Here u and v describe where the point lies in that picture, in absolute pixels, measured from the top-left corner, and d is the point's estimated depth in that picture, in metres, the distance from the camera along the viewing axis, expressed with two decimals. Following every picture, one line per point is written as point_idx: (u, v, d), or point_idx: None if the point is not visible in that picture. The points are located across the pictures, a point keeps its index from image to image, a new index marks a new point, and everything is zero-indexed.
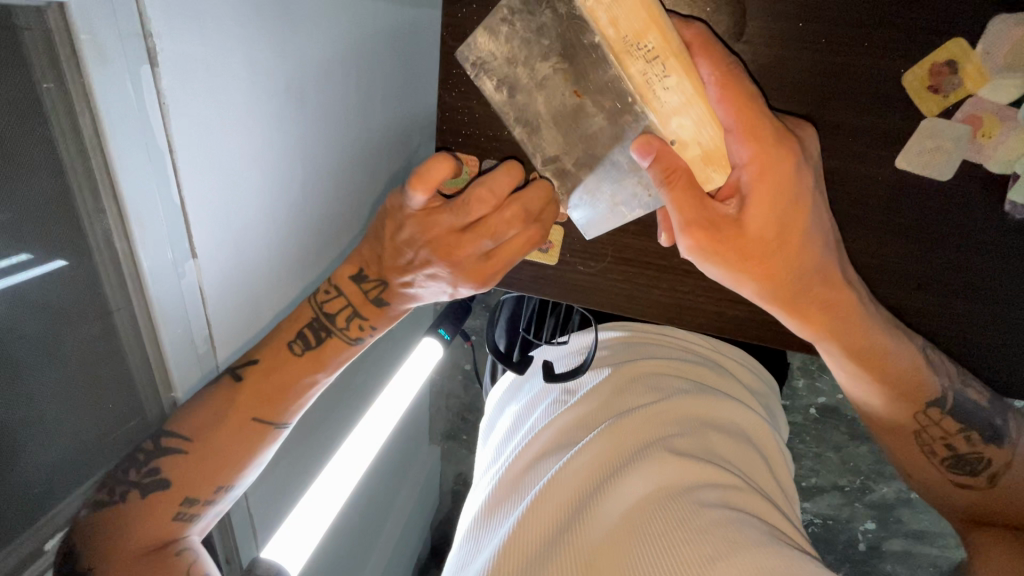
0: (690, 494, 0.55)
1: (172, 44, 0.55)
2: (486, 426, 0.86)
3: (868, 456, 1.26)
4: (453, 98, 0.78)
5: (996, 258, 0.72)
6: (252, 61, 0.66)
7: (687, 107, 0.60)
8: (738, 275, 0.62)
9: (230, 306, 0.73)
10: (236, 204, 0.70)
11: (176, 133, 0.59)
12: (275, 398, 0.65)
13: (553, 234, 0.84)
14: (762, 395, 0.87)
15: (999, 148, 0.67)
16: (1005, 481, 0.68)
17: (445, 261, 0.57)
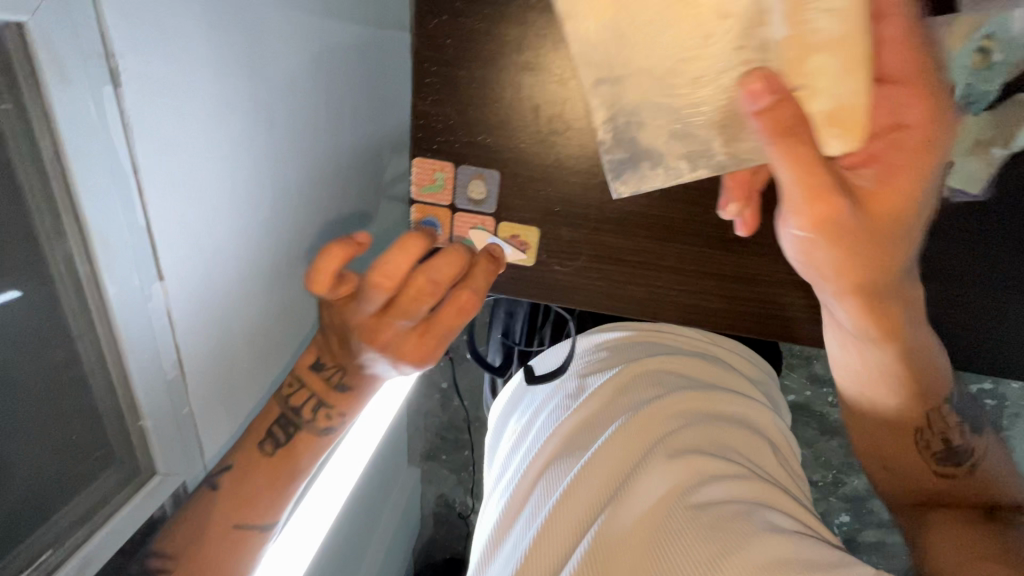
0: (701, 491, 0.56)
1: (135, 63, 0.54)
2: (500, 414, 0.84)
3: (839, 450, 1.30)
4: (427, 104, 0.80)
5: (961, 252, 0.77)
6: (217, 82, 0.65)
7: (840, 43, 0.47)
8: (852, 259, 0.57)
9: (200, 329, 0.71)
10: (205, 224, 0.68)
11: (140, 153, 0.57)
12: (253, 513, 0.58)
13: (529, 235, 0.87)
14: (761, 382, 0.86)
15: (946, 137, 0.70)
16: (983, 469, 0.67)
17: (376, 345, 0.52)
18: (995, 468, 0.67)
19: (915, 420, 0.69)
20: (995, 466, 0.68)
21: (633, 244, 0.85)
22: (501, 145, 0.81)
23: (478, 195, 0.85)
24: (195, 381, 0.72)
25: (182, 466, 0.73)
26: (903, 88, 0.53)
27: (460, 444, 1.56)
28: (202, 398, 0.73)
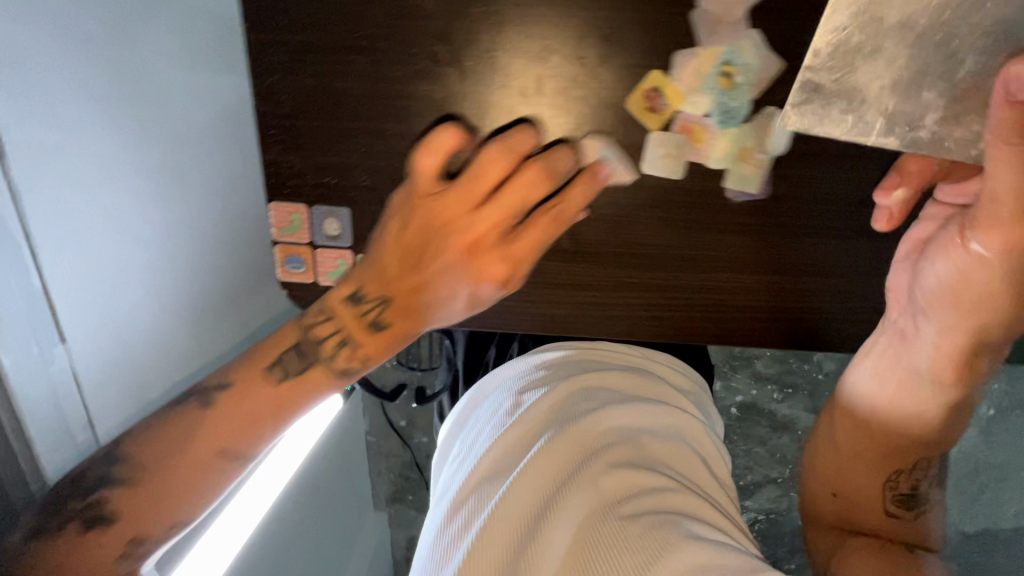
0: (624, 505, 0.59)
1: (21, 151, 0.68)
2: (444, 441, 0.79)
3: (791, 445, 1.37)
4: (301, 159, 0.73)
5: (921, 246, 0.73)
6: (133, 157, 0.83)
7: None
8: (989, 293, 0.60)
9: (105, 375, 0.81)
10: (96, 282, 0.79)
11: (33, 228, 0.70)
12: (176, 512, 0.57)
13: None
14: (695, 393, 0.84)
15: (714, 148, 0.70)
16: (924, 519, 0.70)
17: (461, 256, 0.60)
18: (936, 524, 0.71)
19: (897, 463, 0.70)
20: (934, 518, 0.71)
21: (608, 273, 0.78)
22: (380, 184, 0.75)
23: (332, 233, 0.77)
24: (94, 401, 0.79)
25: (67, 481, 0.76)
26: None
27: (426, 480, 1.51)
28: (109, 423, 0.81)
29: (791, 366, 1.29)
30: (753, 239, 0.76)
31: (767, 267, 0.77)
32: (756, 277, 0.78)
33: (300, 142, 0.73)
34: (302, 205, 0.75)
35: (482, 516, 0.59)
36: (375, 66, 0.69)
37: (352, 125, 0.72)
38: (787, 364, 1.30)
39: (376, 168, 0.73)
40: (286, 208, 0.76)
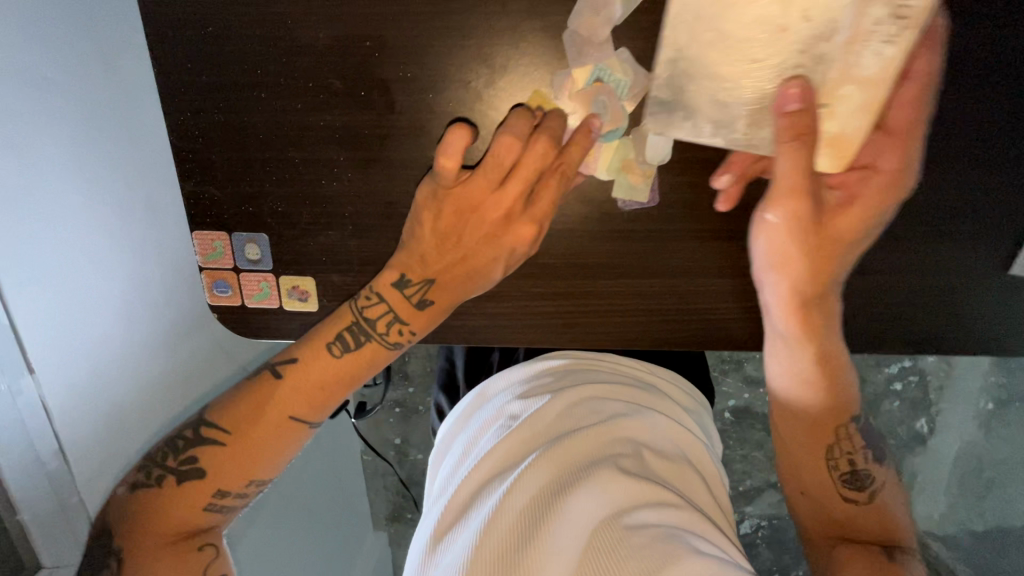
0: (630, 518, 0.49)
1: None
2: (433, 450, 0.67)
3: None
4: (221, 187, 0.57)
5: (925, 267, 0.59)
6: (98, 173, 0.73)
7: (872, 83, 0.46)
8: (797, 249, 0.50)
9: (85, 415, 0.75)
10: (79, 311, 0.73)
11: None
12: (253, 471, 0.54)
13: (309, 284, 0.60)
14: (696, 414, 0.72)
15: (613, 162, 0.55)
16: (884, 500, 0.57)
17: (485, 234, 0.52)
18: (897, 504, 0.58)
19: (825, 433, 0.57)
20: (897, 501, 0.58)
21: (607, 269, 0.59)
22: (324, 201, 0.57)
23: (252, 257, 0.60)
24: (75, 436, 0.74)
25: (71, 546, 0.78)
26: (891, 139, 0.50)
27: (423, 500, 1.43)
28: (97, 481, 0.77)
29: None
30: (730, 243, 0.57)
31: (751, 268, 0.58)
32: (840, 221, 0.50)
33: (217, 171, 0.57)
34: (224, 231, 0.59)
35: (481, 518, 0.49)
36: (280, 106, 0.54)
37: (257, 155, 0.56)
38: None
39: (293, 194, 0.57)
40: (208, 235, 0.59)
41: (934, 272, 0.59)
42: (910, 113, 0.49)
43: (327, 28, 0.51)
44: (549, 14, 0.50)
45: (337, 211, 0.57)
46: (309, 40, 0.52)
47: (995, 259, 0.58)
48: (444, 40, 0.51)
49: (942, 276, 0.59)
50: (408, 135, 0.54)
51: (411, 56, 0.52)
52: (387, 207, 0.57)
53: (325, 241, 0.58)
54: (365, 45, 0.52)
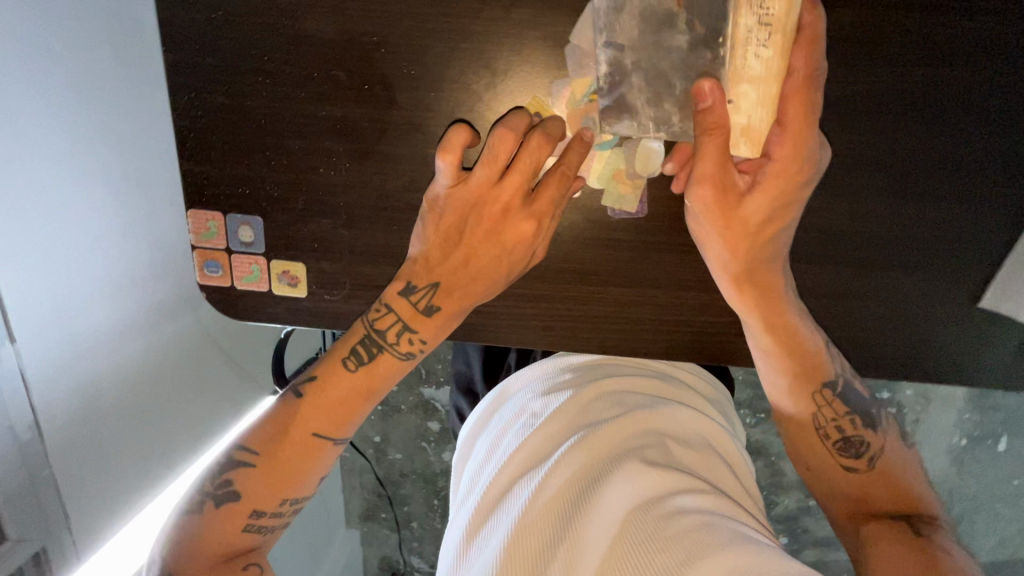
0: (667, 501, 0.50)
1: None
2: (456, 456, 0.69)
3: (762, 472, 1.25)
4: (219, 166, 0.58)
5: (893, 300, 0.59)
6: (73, 133, 0.73)
7: (762, 80, 0.49)
8: (716, 230, 0.53)
9: (58, 386, 0.72)
10: (56, 273, 0.72)
11: None
12: (284, 489, 0.55)
13: (298, 268, 0.61)
14: (717, 401, 0.73)
15: (603, 171, 0.56)
16: (888, 462, 0.57)
17: (488, 228, 0.55)
18: (904, 464, 0.58)
19: (805, 406, 0.58)
20: (902, 460, 0.58)
21: (617, 281, 0.60)
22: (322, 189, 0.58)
23: (246, 240, 0.60)
24: (46, 407, 0.71)
25: (41, 530, 0.72)
26: (789, 130, 0.50)
27: (398, 499, 1.42)
28: (69, 464, 0.74)
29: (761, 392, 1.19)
30: None
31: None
32: (763, 215, 0.52)
33: (214, 152, 0.58)
34: (218, 212, 0.60)
35: (513, 518, 0.50)
36: (282, 93, 0.55)
37: (256, 139, 0.57)
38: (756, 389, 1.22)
39: (289, 180, 0.58)
40: (204, 214, 0.60)
41: (902, 305, 0.60)
42: (803, 103, 0.49)
43: (335, 21, 0.53)
44: (550, 24, 0.52)
45: (331, 200, 0.58)
46: (315, 31, 0.53)
47: (962, 294, 0.59)
48: (447, 43, 0.53)
49: (912, 308, 0.60)
50: (406, 131, 0.55)
51: (415, 54, 0.53)
52: (381, 200, 0.58)
53: (317, 228, 0.59)
54: (370, 40, 0.53)
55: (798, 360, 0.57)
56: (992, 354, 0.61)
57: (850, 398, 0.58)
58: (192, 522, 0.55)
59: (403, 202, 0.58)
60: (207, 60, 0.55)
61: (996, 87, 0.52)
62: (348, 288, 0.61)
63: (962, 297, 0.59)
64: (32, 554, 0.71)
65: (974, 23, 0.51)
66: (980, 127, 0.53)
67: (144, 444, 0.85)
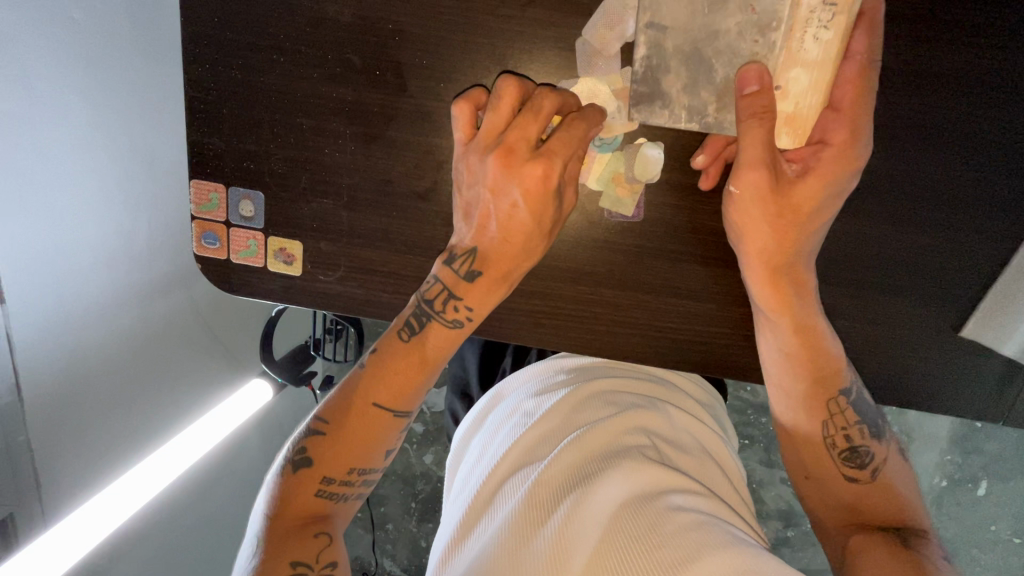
0: (663, 498, 0.51)
1: None
2: (451, 457, 0.68)
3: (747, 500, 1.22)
4: (226, 141, 0.59)
5: (877, 322, 0.60)
6: (86, 102, 0.74)
7: (816, 65, 0.50)
8: (760, 219, 0.54)
9: (43, 351, 0.72)
10: (57, 241, 0.73)
11: None
12: (352, 458, 0.56)
13: (294, 245, 0.61)
14: (711, 406, 0.74)
15: (603, 174, 0.58)
16: (889, 477, 0.58)
17: (500, 171, 0.53)
18: (902, 476, 0.59)
19: (816, 415, 0.58)
20: (902, 477, 0.59)
21: (619, 278, 0.61)
22: (326, 170, 0.59)
23: (246, 214, 0.61)
24: (30, 370, 0.71)
25: (12, 495, 0.71)
26: (840, 116, 0.51)
27: (374, 499, 1.38)
28: (46, 430, 0.74)
29: (747, 417, 1.21)
30: (712, 269, 0.59)
31: (729, 297, 0.60)
32: (813, 201, 0.53)
33: (222, 125, 0.59)
34: (220, 183, 0.60)
35: (510, 510, 0.51)
36: (296, 72, 0.56)
37: (266, 116, 0.58)
38: (743, 415, 1.21)
39: (294, 157, 0.59)
40: (206, 185, 0.61)
41: (886, 328, 0.60)
42: (854, 90, 0.51)
43: (355, 6, 0.54)
44: (561, 26, 0.53)
45: (334, 180, 0.59)
46: (335, 14, 0.55)
47: (950, 318, 0.60)
48: (462, 35, 0.54)
49: (895, 332, 0.61)
50: (414, 118, 0.56)
51: (429, 45, 0.54)
52: (383, 184, 0.58)
53: (317, 208, 0.60)
54: (386, 27, 0.54)
55: (818, 364, 0.57)
56: (970, 386, 0.62)
57: (861, 408, 0.59)
58: (274, 487, 0.56)
59: (405, 188, 0.59)
60: (223, 35, 0.56)
61: (989, 123, 0.54)
62: (343, 269, 0.61)
63: (944, 326, 0.60)
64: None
65: (972, 57, 0.52)
66: (973, 160, 0.55)
67: (123, 418, 0.85)
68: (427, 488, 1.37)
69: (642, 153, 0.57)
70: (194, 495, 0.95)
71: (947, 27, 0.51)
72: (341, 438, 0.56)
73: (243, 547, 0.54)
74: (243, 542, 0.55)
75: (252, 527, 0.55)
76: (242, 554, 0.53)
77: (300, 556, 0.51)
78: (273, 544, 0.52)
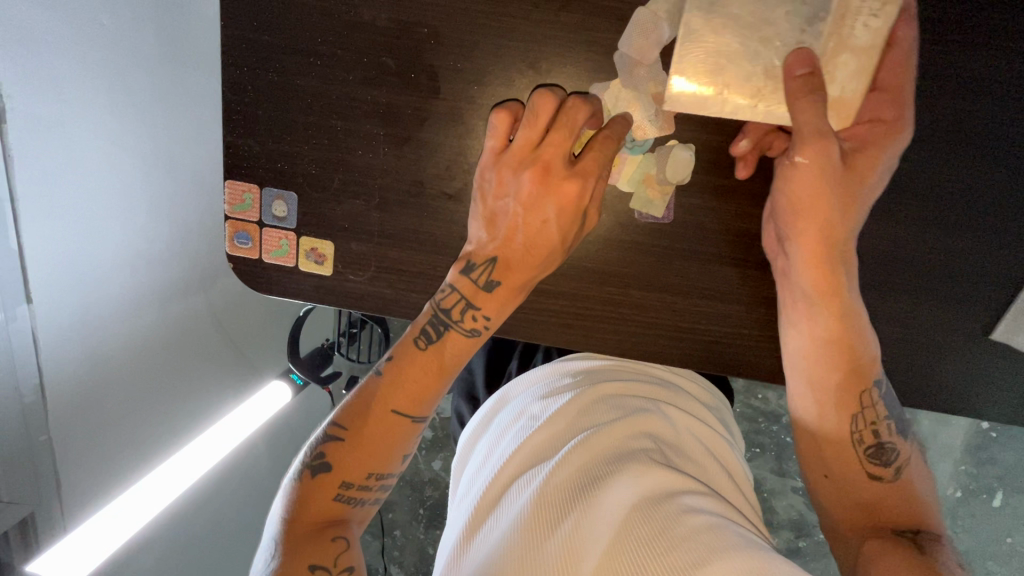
0: (674, 499, 0.48)
1: (23, 104, 0.64)
2: (456, 460, 0.65)
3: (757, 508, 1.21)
4: (261, 142, 0.60)
5: (905, 325, 0.60)
6: (119, 107, 0.75)
7: (864, 51, 0.51)
8: (820, 197, 0.53)
9: (68, 351, 0.73)
10: (88, 244, 0.74)
11: (19, 183, 0.65)
12: (371, 462, 0.56)
13: (325, 245, 0.62)
14: (717, 409, 0.71)
15: (633, 176, 0.58)
16: (908, 477, 0.58)
17: (534, 186, 0.56)
18: (920, 479, 0.59)
19: (848, 408, 0.58)
20: (920, 477, 0.59)
21: (638, 278, 0.61)
22: (358, 172, 0.60)
23: (278, 215, 0.62)
24: (56, 368, 0.72)
25: (33, 493, 0.73)
26: (887, 95, 0.52)
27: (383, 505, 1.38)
28: (70, 430, 0.75)
29: (759, 426, 1.20)
30: (739, 273, 0.60)
31: (755, 300, 0.61)
32: (867, 176, 0.54)
33: (258, 127, 0.60)
34: (254, 184, 0.62)
35: (516, 512, 0.47)
36: (332, 75, 0.57)
37: (301, 118, 0.59)
38: (755, 423, 1.20)
39: (326, 159, 0.60)
40: (240, 186, 0.62)
41: (913, 331, 0.60)
42: (899, 73, 0.52)
43: (391, 11, 0.55)
44: (594, 30, 0.54)
45: (366, 181, 0.60)
46: (371, 19, 0.56)
47: (978, 322, 0.60)
48: (495, 40, 0.55)
49: (922, 335, 0.61)
50: (445, 122, 0.57)
51: (465, 48, 0.55)
52: (415, 185, 0.59)
53: (349, 208, 0.61)
54: (421, 31, 0.55)
55: (838, 359, 0.57)
56: (997, 390, 0.62)
57: (889, 404, 0.59)
58: (292, 490, 0.56)
59: (437, 189, 0.59)
60: (260, 39, 0.58)
61: (1019, 126, 0.54)
62: (373, 269, 0.62)
63: (973, 329, 0.60)
64: (18, 520, 0.70)
65: (1003, 61, 0.53)
66: (999, 163, 0.55)
67: (145, 419, 0.85)
68: (436, 494, 1.36)
69: (672, 155, 0.57)
70: (210, 498, 0.95)
71: (976, 31, 0.52)
72: (360, 441, 0.56)
73: (260, 551, 0.53)
74: (259, 547, 0.54)
75: (268, 532, 0.55)
76: (259, 558, 0.52)
77: (317, 559, 0.51)
78: (289, 548, 0.52)
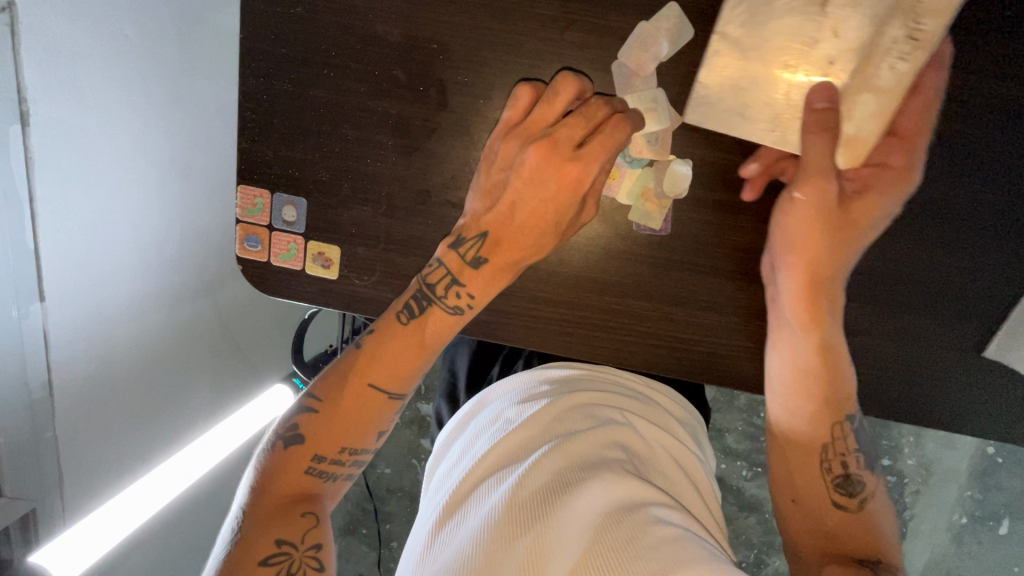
0: (643, 511, 0.47)
1: (46, 107, 0.66)
2: (430, 460, 0.64)
3: (759, 527, 1.20)
4: (274, 150, 0.62)
5: (900, 340, 0.61)
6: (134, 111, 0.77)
7: (885, 93, 0.53)
8: (814, 233, 0.56)
9: (77, 348, 0.74)
10: (100, 244, 0.76)
11: (37, 184, 0.66)
12: (346, 437, 0.57)
13: (331, 249, 0.64)
14: (690, 427, 0.68)
15: (632, 188, 0.60)
16: (874, 510, 0.58)
17: (539, 165, 0.56)
18: (886, 516, 0.59)
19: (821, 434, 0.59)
20: (886, 514, 0.59)
21: (625, 272, 0.62)
22: (367, 179, 0.62)
23: (287, 219, 0.64)
24: (66, 365, 0.73)
25: (36, 487, 0.73)
26: (902, 142, 0.55)
27: (381, 515, 1.37)
28: (75, 425, 0.76)
29: (760, 444, 1.19)
30: (733, 282, 0.61)
31: (749, 310, 0.62)
32: (858, 221, 0.57)
33: (271, 135, 0.62)
34: (265, 189, 0.64)
35: (485, 513, 0.47)
36: (342, 86, 0.60)
37: (314, 127, 0.61)
38: (756, 442, 1.20)
39: (336, 165, 0.62)
40: (252, 191, 0.64)
41: (907, 345, 0.61)
42: (918, 121, 0.55)
43: (403, 27, 0.58)
44: (595, 48, 0.57)
45: (375, 189, 0.62)
46: (383, 33, 0.58)
47: (972, 338, 0.61)
48: (502, 55, 0.57)
49: (916, 350, 0.61)
50: (452, 132, 0.60)
51: (472, 64, 0.58)
52: (421, 193, 0.61)
53: (356, 214, 0.63)
54: (431, 46, 0.58)
55: (829, 379, 0.59)
56: (991, 408, 0.63)
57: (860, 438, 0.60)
58: (264, 463, 0.57)
59: (443, 197, 0.61)
60: (276, 52, 0.60)
61: (1009, 148, 0.56)
62: (378, 274, 0.64)
63: (967, 346, 0.61)
64: (20, 515, 0.72)
65: (996, 84, 0.54)
66: (989, 184, 0.57)
67: (148, 417, 0.87)
68: None
69: (670, 168, 0.59)
70: (208, 499, 0.95)
71: (967, 56, 0.54)
72: (335, 416, 0.57)
73: (228, 523, 0.54)
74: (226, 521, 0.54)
75: (237, 504, 0.55)
76: (226, 530, 0.53)
77: (284, 532, 0.52)
78: (256, 520, 0.52)
